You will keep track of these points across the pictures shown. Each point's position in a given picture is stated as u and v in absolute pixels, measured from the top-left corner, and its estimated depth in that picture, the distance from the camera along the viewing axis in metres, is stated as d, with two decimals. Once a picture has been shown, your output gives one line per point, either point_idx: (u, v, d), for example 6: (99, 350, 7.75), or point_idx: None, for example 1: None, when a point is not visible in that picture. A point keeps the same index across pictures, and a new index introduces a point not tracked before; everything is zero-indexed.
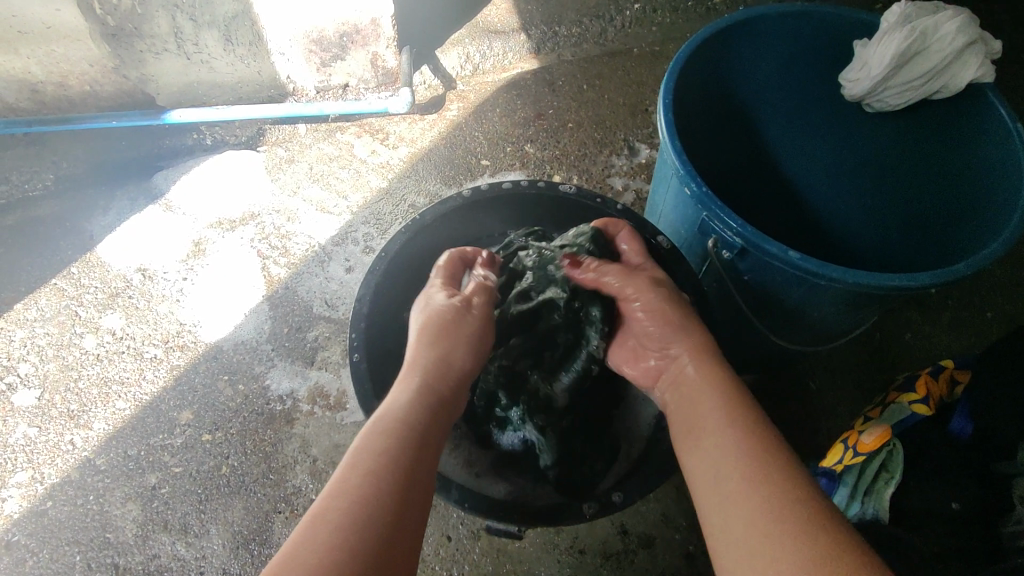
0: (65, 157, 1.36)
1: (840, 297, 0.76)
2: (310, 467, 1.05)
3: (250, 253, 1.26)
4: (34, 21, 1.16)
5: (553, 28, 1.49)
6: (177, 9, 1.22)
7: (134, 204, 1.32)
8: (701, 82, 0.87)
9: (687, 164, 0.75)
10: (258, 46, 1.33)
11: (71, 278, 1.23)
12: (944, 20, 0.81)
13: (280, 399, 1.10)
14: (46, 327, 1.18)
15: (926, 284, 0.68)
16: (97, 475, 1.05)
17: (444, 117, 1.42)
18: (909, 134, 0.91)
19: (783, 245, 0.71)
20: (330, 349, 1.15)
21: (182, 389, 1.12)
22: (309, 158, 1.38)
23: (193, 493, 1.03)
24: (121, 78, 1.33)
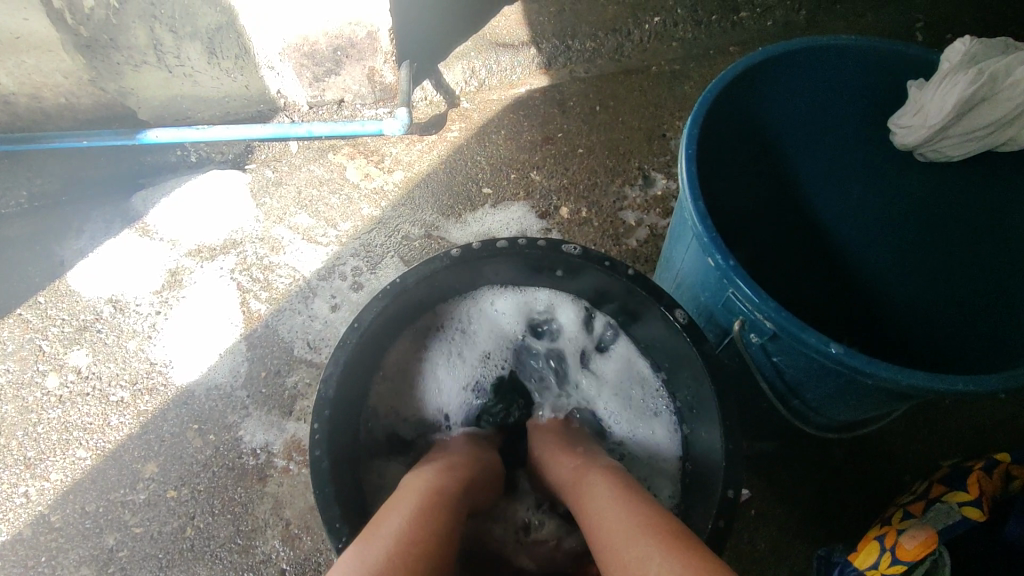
0: (39, 174, 1.28)
1: (884, 390, 0.65)
2: (282, 532, 0.96)
3: (229, 286, 1.16)
4: (0, 30, 1.07)
5: (566, 42, 1.37)
6: (155, 21, 1.12)
7: (109, 228, 1.23)
8: (730, 125, 0.76)
9: (709, 233, 0.64)
10: (244, 59, 1.23)
11: (37, 308, 1.15)
12: (1019, 62, 0.70)
13: (253, 453, 1.01)
14: (7, 363, 1.09)
15: (994, 389, 0.57)
16: (51, 533, 0.96)
17: (444, 139, 1.32)
18: (967, 190, 0.80)
19: (823, 335, 0.60)
20: (310, 398, 1.05)
21: (149, 438, 1.03)
22: (297, 181, 1.28)
23: (154, 557, 0.94)
24: (98, 90, 1.24)
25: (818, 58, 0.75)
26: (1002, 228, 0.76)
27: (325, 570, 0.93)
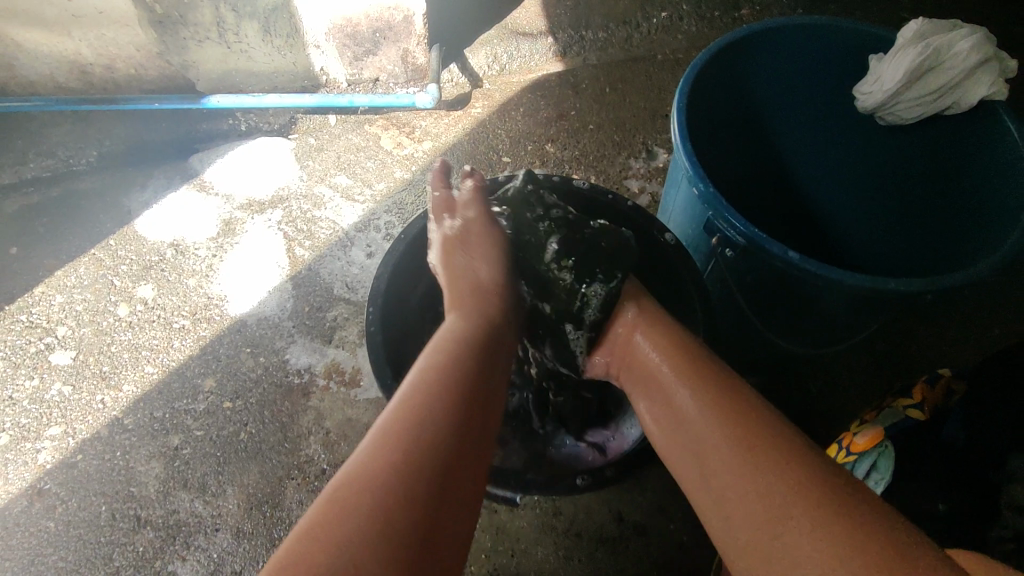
0: (107, 136, 1.43)
1: (838, 300, 0.79)
2: (322, 438, 1.11)
3: (276, 235, 1.31)
4: (87, 6, 1.21)
5: (579, 33, 1.53)
6: (221, 1, 1.26)
7: (170, 183, 1.38)
8: (718, 87, 0.91)
9: (694, 165, 0.78)
10: (294, 38, 1.38)
11: (109, 249, 1.30)
12: (960, 38, 0.84)
13: (298, 372, 1.16)
14: (83, 294, 1.25)
15: (922, 289, 0.71)
16: (125, 433, 1.12)
17: (468, 114, 1.47)
18: (923, 148, 0.93)
19: (784, 245, 0.74)
20: (347, 329, 1.20)
21: (207, 359, 1.18)
22: (337, 147, 1.43)
23: (213, 455, 1.10)
24: (164, 63, 1.37)
25: (788, 34, 0.90)
26: (948, 179, 0.90)
27: None
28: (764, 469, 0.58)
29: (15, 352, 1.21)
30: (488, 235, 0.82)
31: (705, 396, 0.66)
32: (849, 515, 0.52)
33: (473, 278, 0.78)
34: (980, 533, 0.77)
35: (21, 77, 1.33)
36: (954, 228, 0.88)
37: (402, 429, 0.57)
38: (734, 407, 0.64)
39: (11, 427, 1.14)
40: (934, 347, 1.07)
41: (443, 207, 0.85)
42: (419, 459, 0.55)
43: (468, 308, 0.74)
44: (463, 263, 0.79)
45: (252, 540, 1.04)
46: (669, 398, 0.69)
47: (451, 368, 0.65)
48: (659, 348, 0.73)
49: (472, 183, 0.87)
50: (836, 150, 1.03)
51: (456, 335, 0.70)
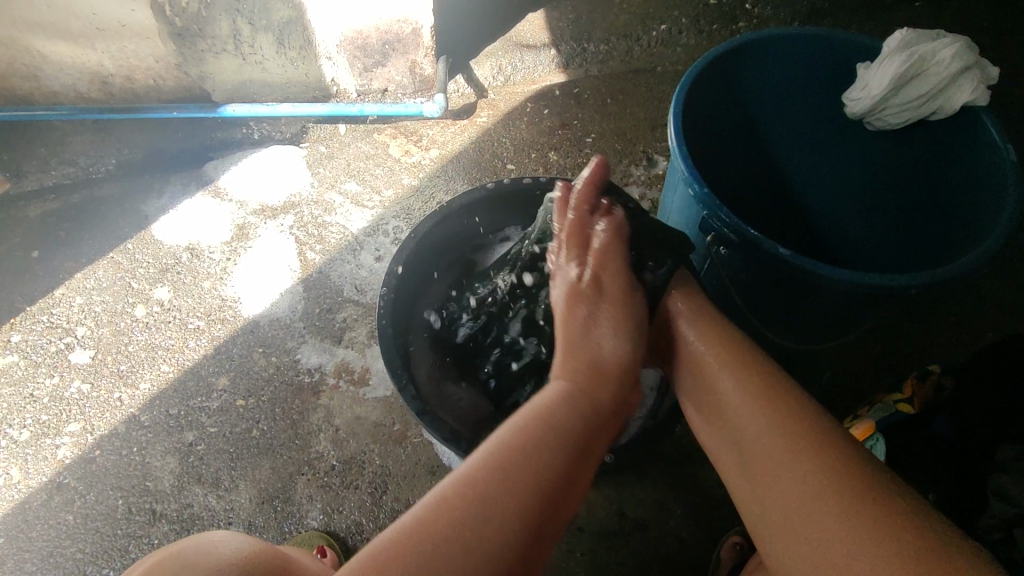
0: (126, 144, 1.48)
1: (826, 297, 0.83)
2: (332, 436, 1.14)
3: (288, 240, 1.35)
4: (110, 20, 1.26)
5: (582, 46, 1.56)
6: (238, 14, 1.29)
7: (186, 190, 1.43)
8: (714, 93, 0.95)
9: (690, 167, 0.82)
10: (307, 50, 1.41)
11: (127, 253, 1.35)
12: (943, 47, 0.88)
13: (309, 371, 1.20)
14: (102, 296, 1.30)
15: (905, 284, 0.74)
16: (142, 429, 1.16)
17: (474, 123, 1.51)
18: (910, 152, 0.97)
19: (775, 242, 0.78)
20: (356, 330, 1.24)
21: (221, 358, 1.22)
22: (347, 156, 1.48)
23: (226, 451, 1.13)
24: (182, 74, 1.42)
25: (780, 45, 0.95)
26: (933, 182, 0.94)
27: (368, 465, 1.12)
28: (805, 461, 0.57)
29: (36, 351, 1.25)
30: (627, 296, 0.70)
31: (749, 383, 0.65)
32: (881, 513, 0.52)
33: (594, 352, 0.65)
34: (971, 518, 0.81)
35: (45, 88, 1.38)
36: (939, 228, 0.92)
37: (483, 477, 0.52)
38: (777, 398, 0.63)
39: (32, 424, 1.18)
40: (928, 345, 1.11)
41: (579, 235, 0.73)
42: (506, 461, 0.53)
43: (574, 380, 0.62)
44: (581, 339, 0.66)
45: (264, 534, 1.07)
46: (713, 389, 0.68)
47: (571, 402, 0.60)
48: (705, 339, 0.71)
49: (605, 221, 0.74)
50: (828, 154, 1.07)
51: (553, 408, 0.59)
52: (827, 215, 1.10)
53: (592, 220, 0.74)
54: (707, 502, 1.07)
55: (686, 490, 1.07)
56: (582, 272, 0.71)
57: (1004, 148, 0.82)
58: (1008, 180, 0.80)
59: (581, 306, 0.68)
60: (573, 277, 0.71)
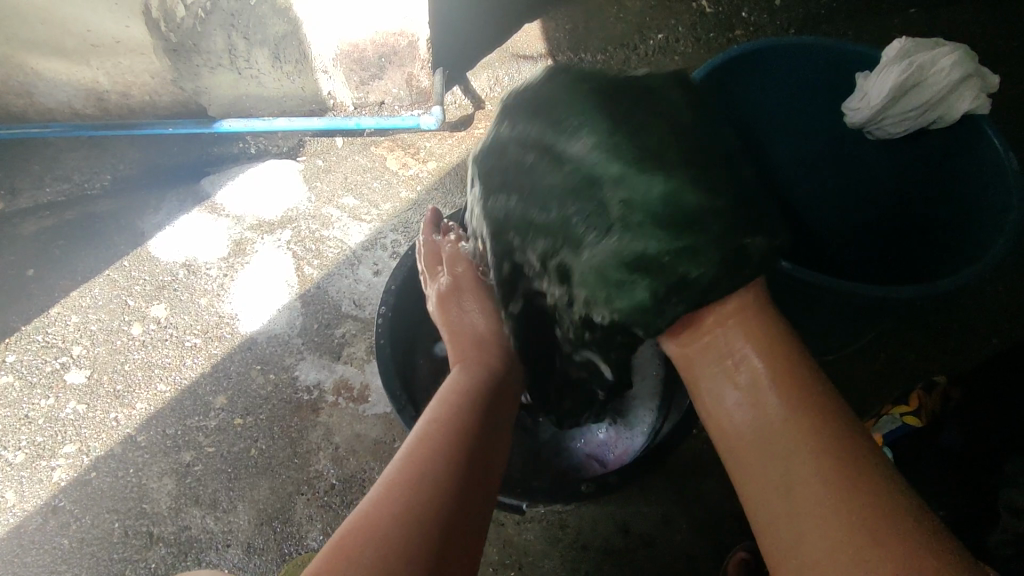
0: (122, 160, 1.46)
1: (831, 309, 0.82)
2: (331, 454, 1.13)
3: (285, 255, 1.34)
4: (104, 36, 1.25)
5: (578, 56, 1.56)
6: (232, 29, 1.28)
7: (182, 206, 1.41)
8: (713, 103, 0.94)
9: None
10: (303, 64, 1.40)
11: (123, 270, 1.34)
12: (942, 55, 0.87)
13: (307, 389, 1.18)
14: (97, 314, 1.29)
15: (910, 296, 0.73)
16: (139, 450, 1.15)
17: (471, 135, 1.50)
18: (911, 160, 0.97)
19: (778, 254, 0.77)
20: (355, 346, 1.22)
21: (219, 376, 1.21)
22: (345, 169, 1.46)
23: (224, 471, 1.12)
24: (177, 89, 1.41)
25: (778, 54, 0.94)
26: (936, 191, 0.94)
27: (368, 484, 1.10)
28: (847, 510, 0.55)
29: (31, 372, 1.24)
30: (477, 284, 0.92)
31: (816, 433, 0.61)
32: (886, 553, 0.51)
33: (468, 331, 0.88)
34: (987, 534, 0.81)
35: (39, 105, 1.37)
36: (944, 236, 0.91)
37: (411, 476, 0.61)
38: (845, 442, 0.60)
39: (27, 446, 1.17)
40: (933, 355, 1.10)
41: (434, 261, 0.93)
42: (422, 451, 0.64)
43: (469, 361, 0.82)
44: (457, 320, 0.89)
45: (263, 556, 1.07)
46: (767, 415, 0.65)
47: (483, 386, 0.77)
48: (759, 360, 0.68)
49: (452, 238, 0.95)
50: (828, 163, 1.07)
51: (462, 383, 0.76)
52: (830, 224, 1.09)
53: (447, 243, 0.95)
54: (714, 518, 1.05)
55: (691, 506, 1.06)
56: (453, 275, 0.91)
57: (1005, 155, 0.81)
58: (1012, 189, 0.79)
59: (451, 305, 0.90)
60: (442, 282, 0.92)
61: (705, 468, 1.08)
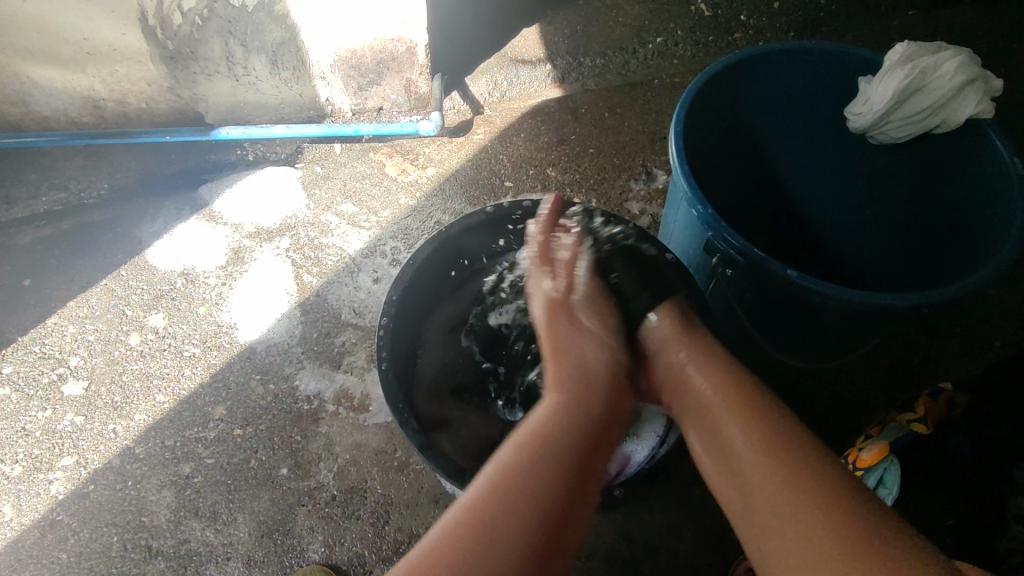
0: (119, 169, 1.44)
1: (836, 317, 0.81)
2: (332, 464, 1.12)
3: (284, 263, 1.33)
4: (101, 45, 1.24)
5: (578, 60, 1.52)
6: (229, 36, 1.27)
7: (180, 214, 1.40)
8: (714, 110, 0.94)
9: (691, 185, 0.80)
10: (301, 71, 1.39)
11: (120, 280, 1.33)
12: (945, 60, 0.86)
13: (308, 399, 1.17)
14: (94, 325, 1.28)
15: (916, 303, 0.72)
16: (137, 462, 1.14)
17: (471, 140, 1.48)
18: (914, 165, 0.96)
19: (781, 263, 0.76)
20: (356, 355, 1.21)
21: (218, 386, 1.20)
22: (343, 175, 1.45)
23: (224, 482, 1.11)
24: (174, 97, 1.40)
25: (779, 59, 0.93)
26: (939, 195, 0.93)
27: (369, 494, 1.09)
28: (804, 504, 0.54)
29: (28, 384, 1.23)
30: (592, 307, 0.78)
31: (756, 430, 0.63)
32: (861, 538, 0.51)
33: (575, 356, 0.72)
34: (990, 544, 0.81)
35: (35, 113, 1.36)
36: (948, 240, 0.90)
37: (512, 503, 0.53)
38: (784, 441, 0.60)
39: (24, 458, 1.16)
40: (937, 359, 1.09)
41: (548, 255, 0.83)
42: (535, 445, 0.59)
43: (566, 392, 0.66)
44: (566, 343, 0.74)
45: (264, 568, 1.06)
46: (721, 434, 0.65)
47: (573, 408, 0.64)
48: (712, 379, 0.70)
49: (569, 242, 0.83)
50: (830, 168, 1.06)
51: (547, 419, 0.62)
52: (833, 230, 1.09)
53: (559, 245, 0.83)
54: (717, 527, 1.04)
55: (695, 514, 1.05)
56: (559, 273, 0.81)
57: (1011, 160, 0.80)
58: (1018, 194, 0.79)
59: (561, 323, 0.76)
60: (555, 290, 0.79)
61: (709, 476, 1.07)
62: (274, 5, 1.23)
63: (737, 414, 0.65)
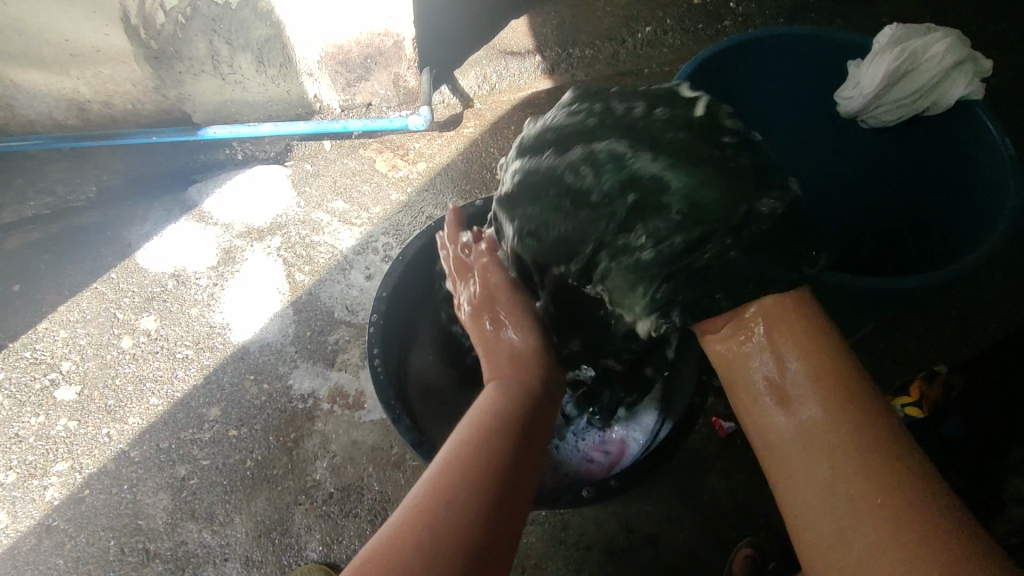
0: (107, 171, 1.43)
1: (831, 303, 0.81)
2: (329, 462, 1.11)
3: (275, 262, 1.32)
4: (84, 45, 1.23)
5: (567, 51, 1.51)
6: (215, 35, 1.26)
7: (170, 215, 1.39)
8: (703, 95, 0.93)
9: None
10: (288, 68, 1.37)
11: (111, 282, 1.32)
12: (934, 41, 0.86)
13: (302, 397, 1.17)
14: (86, 328, 1.27)
15: (909, 288, 0.72)
16: (132, 465, 1.13)
17: (461, 135, 1.47)
18: (907, 147, 0.95)
19: None
20: (349, 352, 1.21)
21: (211, 388, 1.19)
22: (333, 172, 1.44)
23: (220, 483, 1.11)
24: (160, 98, 1.39)
25: (766, 46, 0.93)
26: (933, 179, 0.92)
27: (367, 491, 1.09)
28: (874, 498, 0.50)
29: (20, 390, 1.22)
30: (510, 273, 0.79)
31: (832, 430, 0.54)
32: (943, 552, 0.46)
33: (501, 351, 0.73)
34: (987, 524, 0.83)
35: (20, 116, 1.35)
36: (942, 225, 0.90)
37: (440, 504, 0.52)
38: (863, 428, 0.54)
39: (18, 465, 1.15)
40: (931, 341, 1.09)
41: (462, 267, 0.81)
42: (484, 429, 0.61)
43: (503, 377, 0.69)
44: (492, 340, 0.75)
45: (262, 567, 1.05)
46: (760, 426, 0.60)
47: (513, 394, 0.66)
48: (784, 350, 0.60)
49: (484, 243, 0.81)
50: (824, 152, 1.06)
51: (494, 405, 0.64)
52: (825, 216, 1.08)
53: (474, 254, 0.80)
54: (716, 515, 1.04)
55: (692, 503, 1.05)
56: (483, 281, 0.78)
57: (1001, 142, 0.80)
58: (1009, 177, 0.79)
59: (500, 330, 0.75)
60: (473, 295, 0.78)
61: (705, 464, 1.07)
62: (259, 2, 1.21)
63: (812, 396, 0.57)
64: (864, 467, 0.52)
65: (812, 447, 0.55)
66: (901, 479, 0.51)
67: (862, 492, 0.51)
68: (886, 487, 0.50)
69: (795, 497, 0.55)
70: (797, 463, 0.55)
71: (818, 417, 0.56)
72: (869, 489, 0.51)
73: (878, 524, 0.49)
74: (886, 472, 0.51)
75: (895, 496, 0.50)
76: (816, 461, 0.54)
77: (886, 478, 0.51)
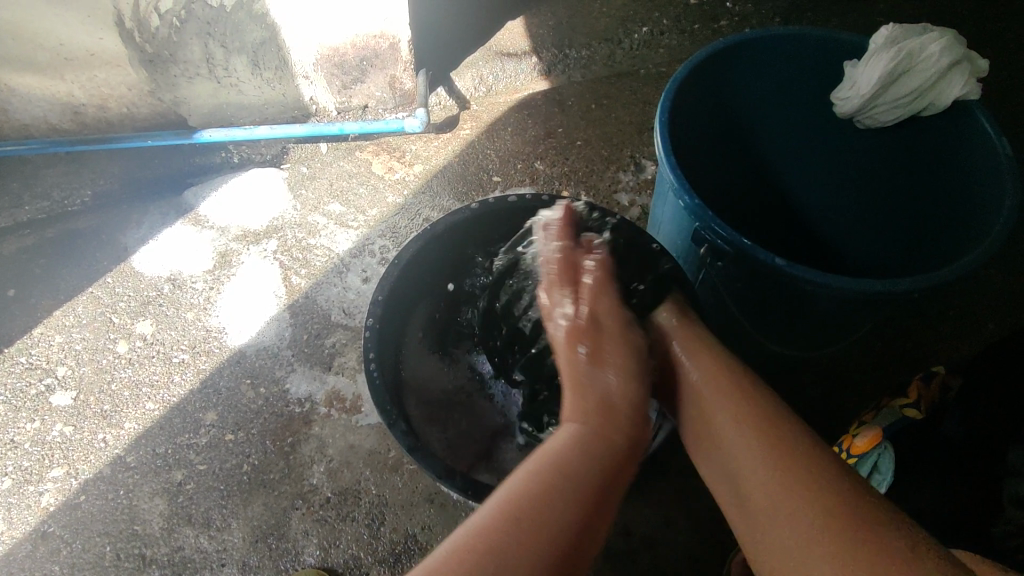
0: (102, 175, 1.42)
1: (828, 305, 0.80)
2: (325, 466, 1.11)
3: (272, 266, 1.32)
4: (78, 49, 1.22)
5: (563, 52, 1.51)
6: (209, 38, 1.26)
7: (165, 219, 1.38)
8: (699, 97, 0.93)
9: (677, 174, 0.79)
10: (283, 71, 1.37)
11: (107, 287, 1.31)
12: (931, 40, 0.86)
13: (299, 401, 1.17)
14: (82, 333, 1.26)
15: (905, 290, 0.72)
16: (128, 471, 1.13)
17: (457, 136, 1.46)
18: (904, 148, 0.95)
19: (771, 252, 0.76)
20: (346, 356, 1.20)
21: (208, 392, 1.19)
22: (329, 175, 1.43)
23: (217, 488, 1.11)
24: (156, 101, 1.38)
25: (761, 47, 0.93)
26: (930, 180, 0.92)
27: (364, 495, 1.09)
28: (774, 467, 0.61)
29: (15, 396, 1.21)
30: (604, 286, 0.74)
31: (742, 417, 0.67)
32: (836, 504, 0.56)
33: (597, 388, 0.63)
34: (985, 526, 0.81)
35: (14, 120, 1.35)
36: (939, 226, 0.90)
37: (504, 540, 0.49)
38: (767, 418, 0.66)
39: (14, 471, 1.15)
40: (928, 342, 1.09)
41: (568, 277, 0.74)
42: (553, 485, 0.54)
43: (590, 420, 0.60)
44: (588, 373, 0.65)
45: (258, 572, 1.05)
46: (701, 419, 0.71)
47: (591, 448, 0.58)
48: (700, 364, 0.74)
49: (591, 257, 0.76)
50: (820, 152, 1.06)
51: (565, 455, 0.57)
52: (822, 217, 1.08)
53: (581, 254, 0.77)
54: (714, 518, 1.04)
55: (690, 505, 1.05)
56: (563, 258, 0.76)
57: (998, 142, 0.80)
58: (1005, 177, 0.78)
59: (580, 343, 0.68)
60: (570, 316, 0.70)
61: None
62: (254, 5, 1.21)
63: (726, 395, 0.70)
64: (771, 444, 0.63)
65: (729, 430, 0.67)
66: (800, 452, 0.61)
67: (769, 460, 0.62)
68: (791, 457, 0.61)
69: (725, 479, 0.66)
70: (726, 449, 0.67)
71: (740, 408, 0.68)
72: (773, 461, 0.62)
73: (785, 487, 0.59)
74: (791, 449, 0.62)
75: (795, 463, 0.60)
76: (737, 445, 0.65)
77: (789, 453, 0.62)
